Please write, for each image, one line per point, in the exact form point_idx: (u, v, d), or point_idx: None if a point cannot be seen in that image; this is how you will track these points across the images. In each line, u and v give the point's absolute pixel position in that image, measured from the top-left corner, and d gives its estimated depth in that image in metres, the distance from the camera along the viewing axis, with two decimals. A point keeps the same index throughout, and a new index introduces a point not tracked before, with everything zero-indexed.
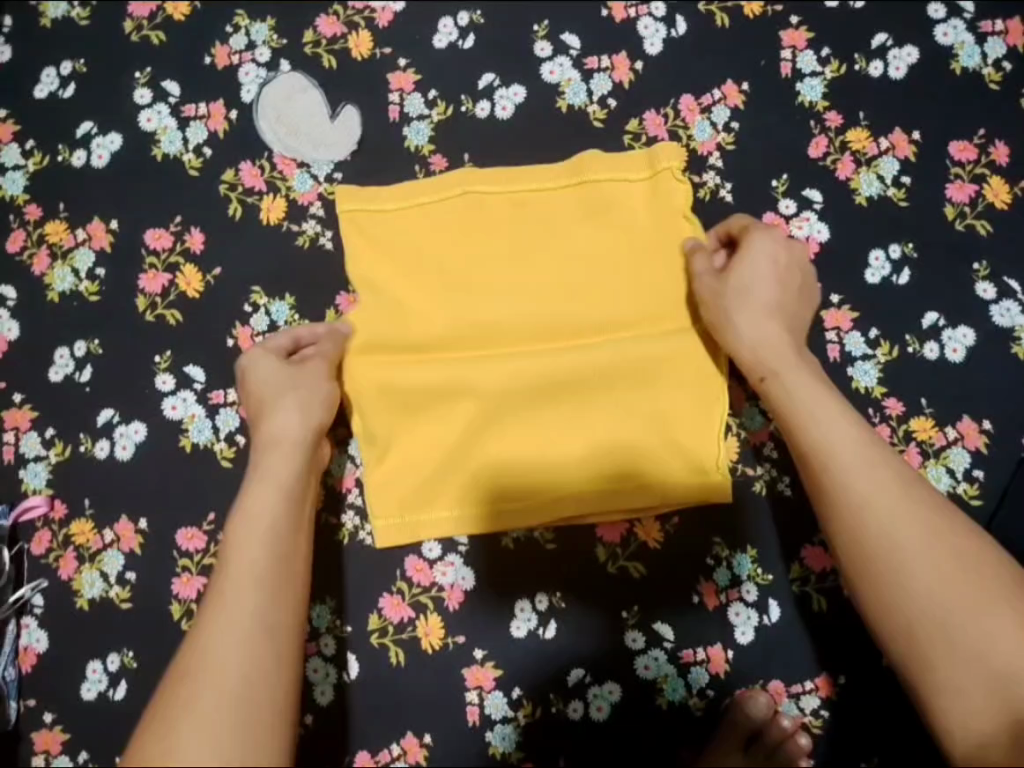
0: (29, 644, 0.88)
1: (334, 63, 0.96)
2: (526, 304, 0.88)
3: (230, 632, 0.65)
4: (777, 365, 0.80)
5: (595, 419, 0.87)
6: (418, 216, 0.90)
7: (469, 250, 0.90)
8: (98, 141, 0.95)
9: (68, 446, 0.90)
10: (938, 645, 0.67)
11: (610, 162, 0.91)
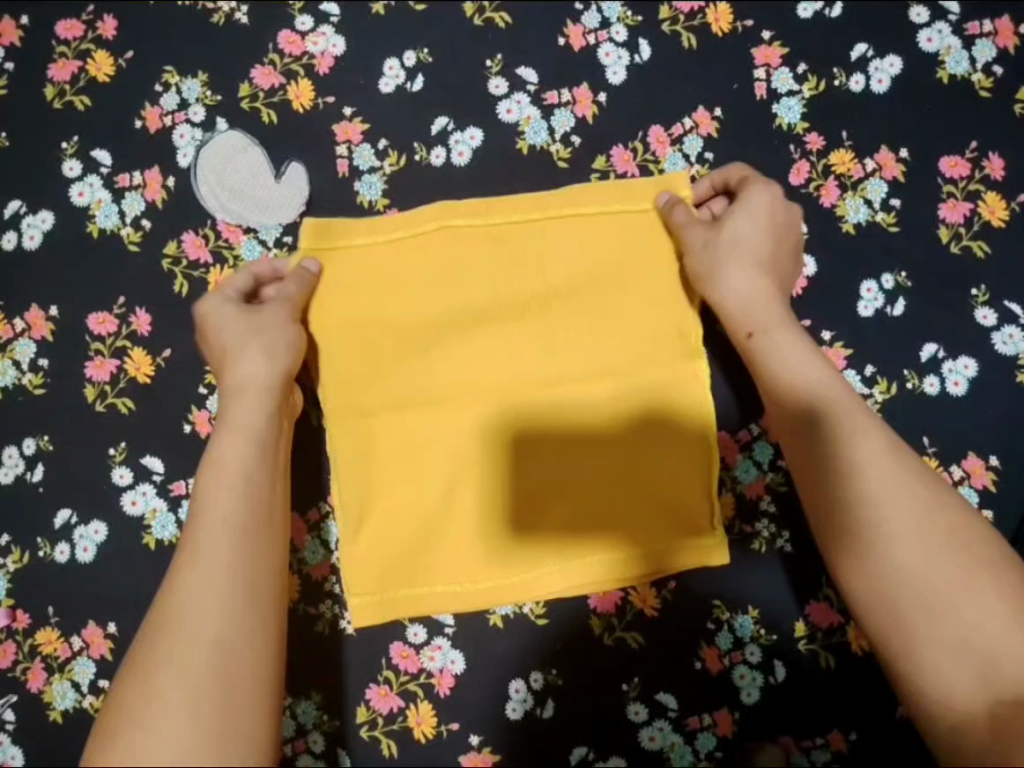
0: (4, 761, 0.83)
1: (274, 117, 0.89)
2: (498, 368, 0.82)
3: (191, 618, 0.60)
4: (767, 326, 0.76)
5: (584, 486, 0.82)
6: (378, 269, 0.83)
7: (433, 311, 0.83)
8: (29, 221, 0.89)
9: (25, 551, 0.85)
10: (918, 616, 0.61)
11: (600, 197, 0.84)
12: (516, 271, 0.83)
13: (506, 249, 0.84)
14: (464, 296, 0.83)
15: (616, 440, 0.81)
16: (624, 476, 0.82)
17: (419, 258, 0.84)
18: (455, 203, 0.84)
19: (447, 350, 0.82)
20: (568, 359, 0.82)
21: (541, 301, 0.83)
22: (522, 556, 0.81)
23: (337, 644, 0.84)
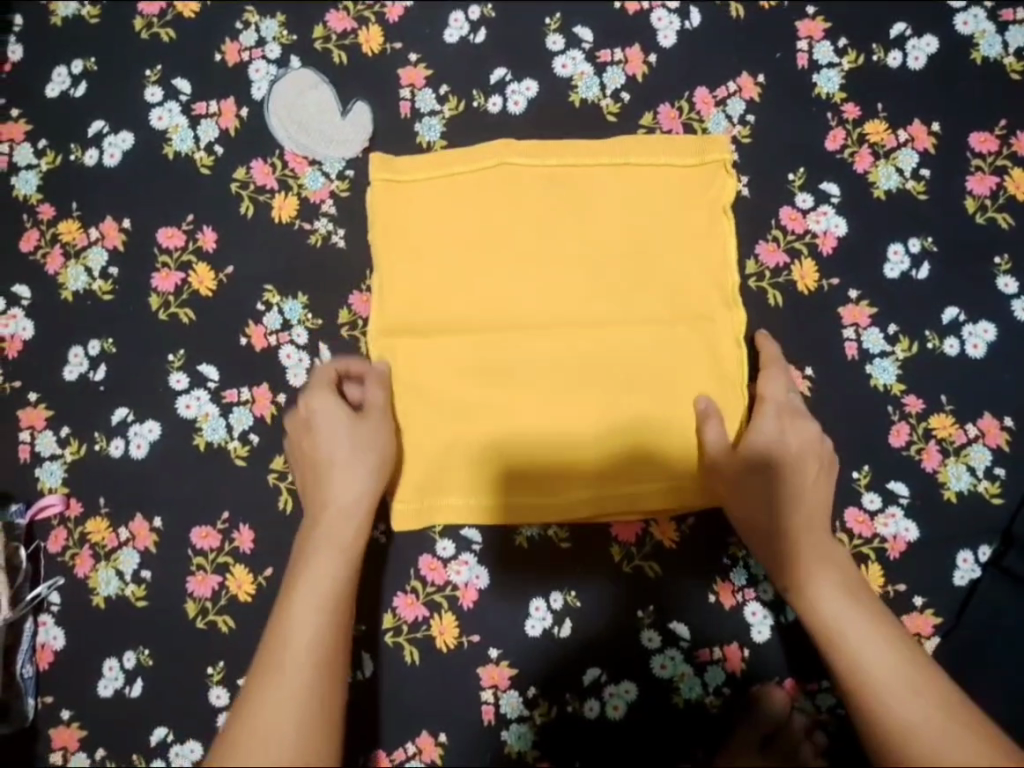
0: (46, 640, 0.88)
1: (345, 59, 0.95)
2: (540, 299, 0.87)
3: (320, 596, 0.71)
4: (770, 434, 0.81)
5: (614, 417, 0.85)
6: (436, 205, 0.89)
7: (485, 247, 0.88)
8: (110, 140, 0.95)
9: (82, 445, 0.91)
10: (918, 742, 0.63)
11: (657, 149, 0.89)
12: (564, 217, 0.89)
13: (556, 192, 0.89)
14: (513, 235, 0.88)
15: (648, 378, 0.86)
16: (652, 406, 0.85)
17: (476, 198, 0.89)
18: (519, 146, 0.90)
19: (494, 285, 0.88)
20: (606, 296, 0.87)
21: (581, 241, 0.88)
22: (551, 479, 0.85)
23: (369, 554, 0.88)
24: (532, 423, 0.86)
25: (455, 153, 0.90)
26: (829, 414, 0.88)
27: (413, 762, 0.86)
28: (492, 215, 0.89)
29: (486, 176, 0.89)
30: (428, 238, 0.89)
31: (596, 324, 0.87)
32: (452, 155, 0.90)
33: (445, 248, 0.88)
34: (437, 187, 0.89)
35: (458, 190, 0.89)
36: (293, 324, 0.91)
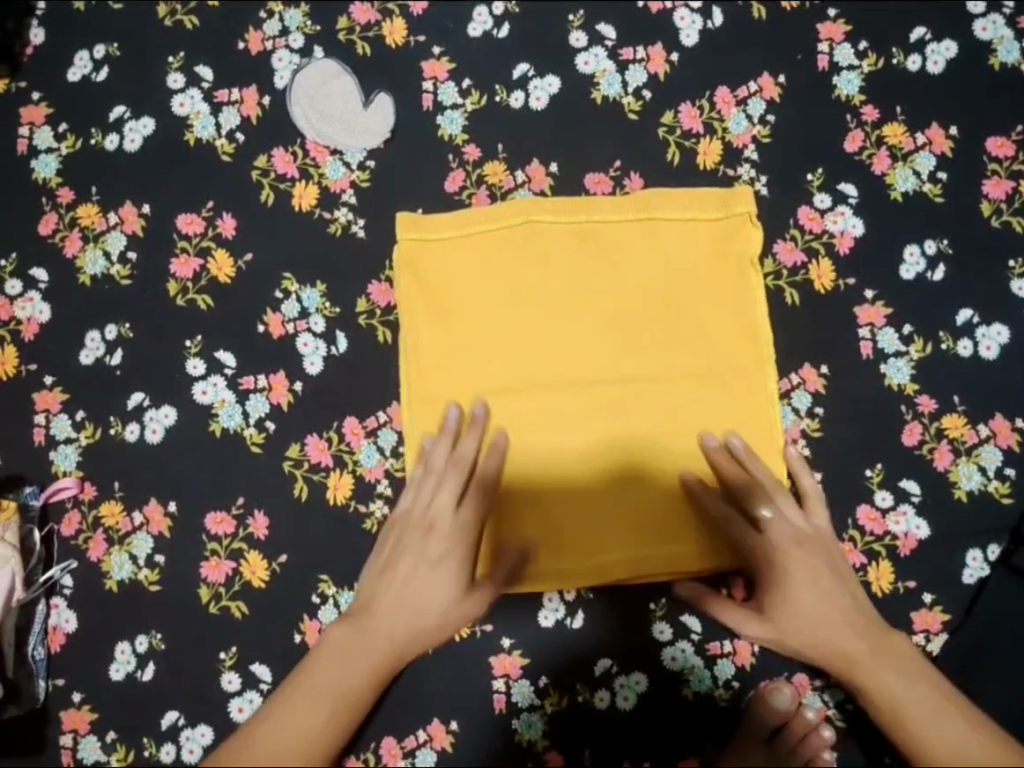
0: (58, 624, 0.88)
1: (368, 50, 0.96)
2: (557, 312, 0.88)
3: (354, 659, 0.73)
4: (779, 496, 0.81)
5: (629, 430, 0.86)
6: (460, 262, 0.89)
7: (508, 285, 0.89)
8: (131, 125, 0.95)
9: (98, 429, 0.91)
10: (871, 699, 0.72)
11: (681, 198, 0.90)
12: (589, 272, 0.89)
13: (582, 246, 0.90)
14: (534, 288, 0.89)
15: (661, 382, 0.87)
16: (673, 460, 0.86)
17: (499, 257, 0.89)
18: (545, 204, 0.90)
19: (516, 341, 0.88)
20: (632, 345, 0.88)
21: (606, 290, 0.89)
22: (578, 539, 0.86)
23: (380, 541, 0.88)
24: (553, 474, 0.86)
25: (477, 212, 0.90)
26: (842, 412, 0.89)
27: (424, 750, 0.86)
28: (513, 270, 0.89)
29: (511, 234, 0.90)
30: (452, 298, 0.89)
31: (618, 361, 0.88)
32: (473, 216, 0.90)
33: (468, 304, 0.89)
34: (461, 246, 0.90)
35: (480, 248, 0.89)
36: (312, 312, 0.91)
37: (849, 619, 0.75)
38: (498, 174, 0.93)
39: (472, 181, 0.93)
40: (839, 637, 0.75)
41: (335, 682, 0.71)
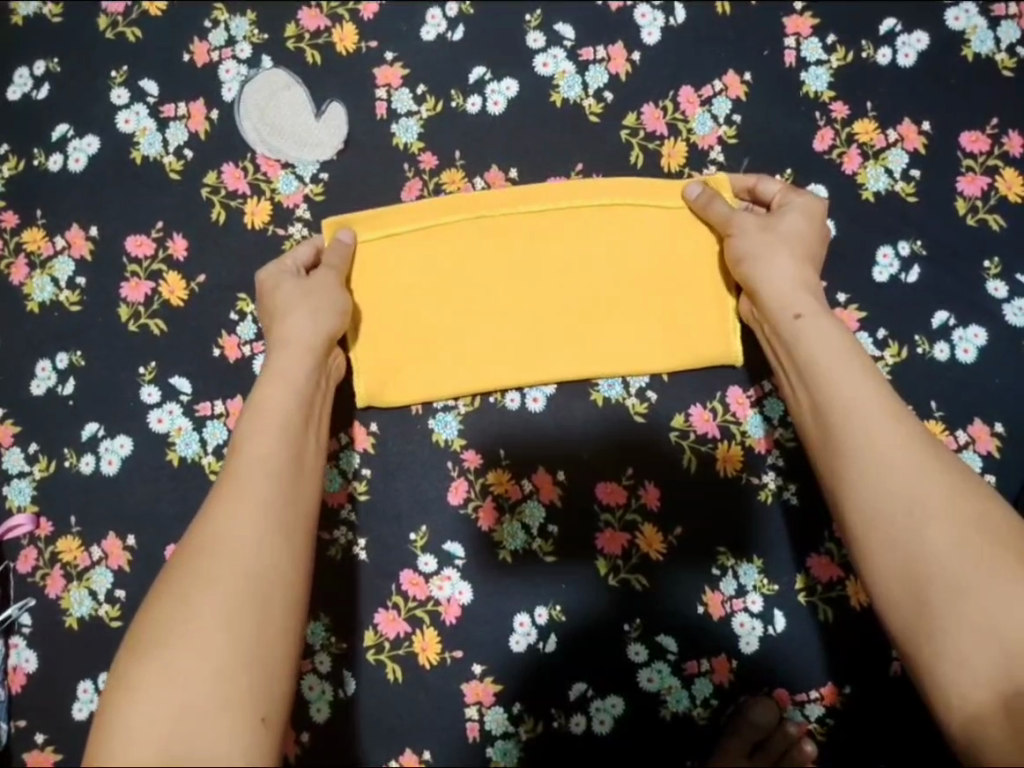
0: (19, 663, 0.86)
1: (318, 58, 0.92)
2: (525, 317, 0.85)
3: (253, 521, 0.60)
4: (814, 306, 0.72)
5: (591, 447, 0.87)
6: (414, 261, 0.85)
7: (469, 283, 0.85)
8: (75, 144, 0.92)
9: (52, 461, 0.88)
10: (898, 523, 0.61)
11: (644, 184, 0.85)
12: (524, 258, 0.85)
13: (518, 235, 0.85)
14: (466, 281, 0.85)
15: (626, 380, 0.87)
16: (639, 466, 0.86)
17: (437, 253, 0.85)
18: (492, 197, 0.85)
19: (448, 341, 0.85)
20: (593, 342, 0.85)
21: (573, 269, 0.85)
22: (549, 556, 0.86)
23: (346, 568, 0.86)
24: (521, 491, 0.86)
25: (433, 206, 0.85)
26: None
27: None
28: (449, 264, 0.85)
29: (467, 234, 0.85)
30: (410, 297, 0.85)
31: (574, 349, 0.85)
32: (412, 211, 0.85)
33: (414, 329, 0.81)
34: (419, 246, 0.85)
35: (420, 243, 0.85)
36: (268, 333, 0.88)
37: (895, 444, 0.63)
38: (456, 183, 0.90)
39: (430, 191, 0.90)
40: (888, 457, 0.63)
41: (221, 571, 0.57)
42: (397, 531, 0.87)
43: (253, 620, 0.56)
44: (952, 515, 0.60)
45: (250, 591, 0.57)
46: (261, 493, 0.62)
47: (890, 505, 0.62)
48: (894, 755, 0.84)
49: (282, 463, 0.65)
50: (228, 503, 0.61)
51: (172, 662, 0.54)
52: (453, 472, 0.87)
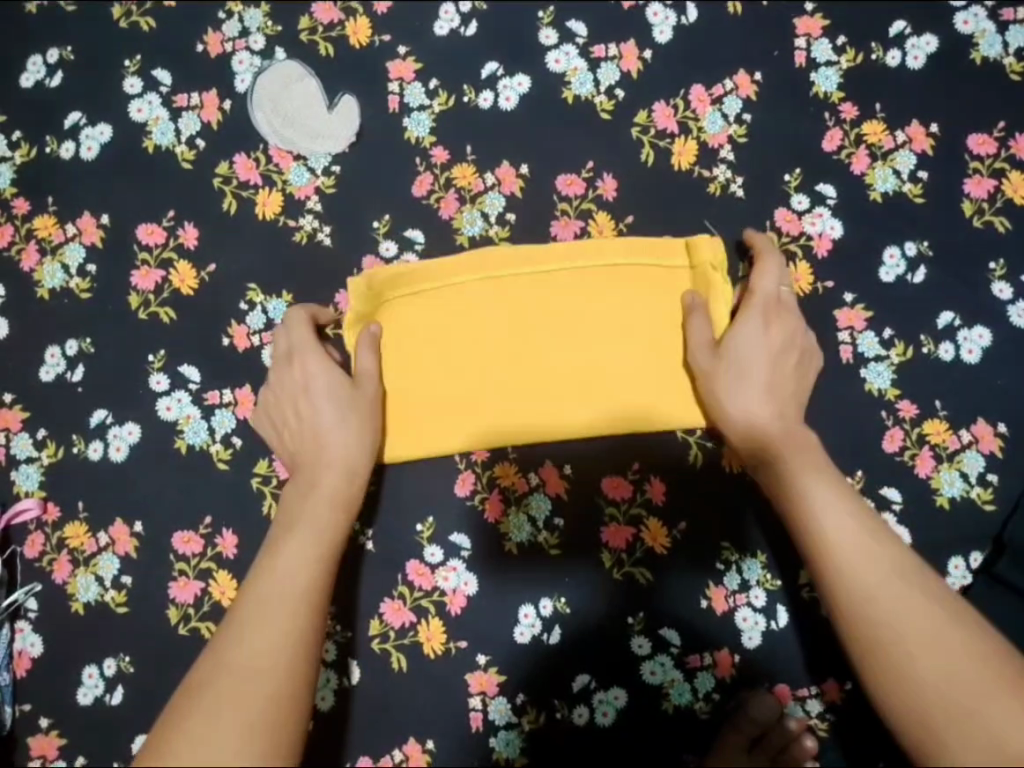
0: (24, 647, 0.86)
1: (331, 51, 0.92)
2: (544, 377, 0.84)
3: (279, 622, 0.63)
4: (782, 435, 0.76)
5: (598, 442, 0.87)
6: (429, 324, 0.84)
7: (491, 349, 0.84)
8: (87, 132, 0.92)
9: (60, 447, 0.88)
10: (890, 648, 0.61)
11: (632, 246, 0.85)
12: (537, 322, 0.84)
13: (530, 294, 0.84)
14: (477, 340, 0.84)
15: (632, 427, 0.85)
16: (645, 461, 0.87)
17: (448, 313, 0.84)
18: (502, 259, 0.84)
19: (457, 401, 0.84)
20: (601, 395, 0.84)
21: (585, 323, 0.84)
22: (555, 549, 0.87)
23: (353, 558, 0.87)
24: (528, 485, 0.87)
25: (450, 266, 0.84)
26: (821, 418, 0.88)
27: None
28: (459, 322, 0.84)
29: (487, 299, 0.84)
30: (431, 361, 0.84)
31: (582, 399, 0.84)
32: (420, 273, 0.84)
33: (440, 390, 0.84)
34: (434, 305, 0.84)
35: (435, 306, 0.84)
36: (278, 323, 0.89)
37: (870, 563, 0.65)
38: (467, 177, 0.91)
39: (441, 185, 0.90)
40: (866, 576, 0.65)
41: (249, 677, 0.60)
42: (404, 522, 0.87)
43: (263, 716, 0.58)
44: (954, 642, 0.60)
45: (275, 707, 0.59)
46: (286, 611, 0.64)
47: (883, 634, 0.62)
48: (893, 750, 0.85)
49: (311, 588, 0.67)
50: (262, 616, 0.64)
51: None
52: (460, 464, 0.87)
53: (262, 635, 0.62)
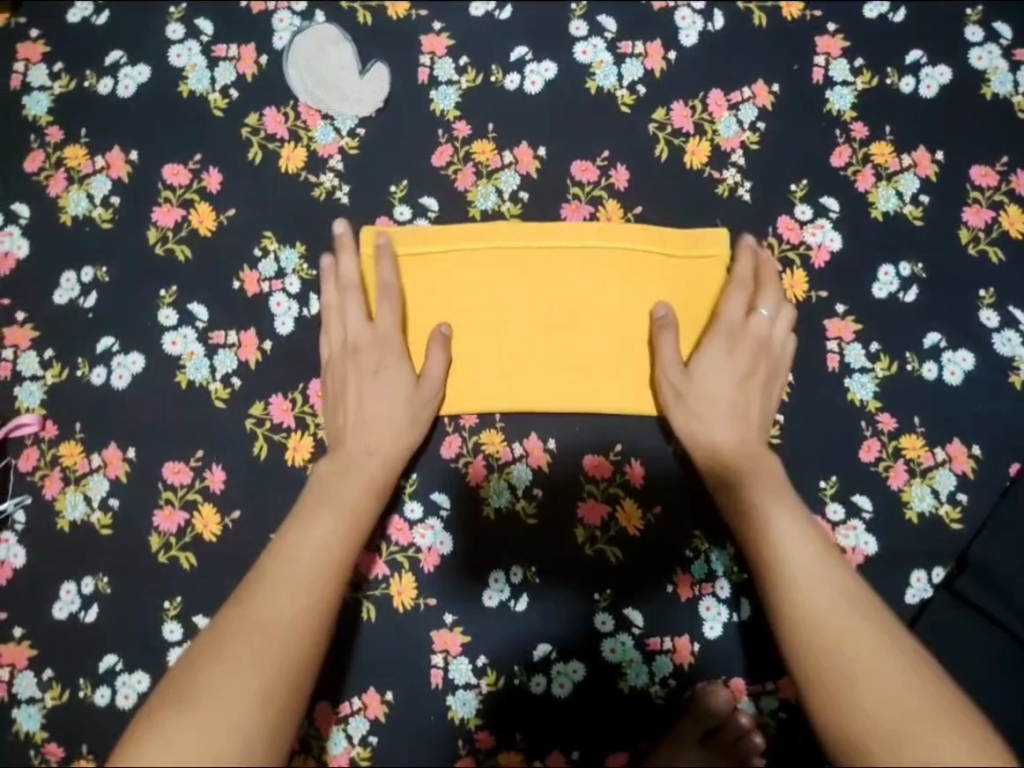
0: (7, 558, 0.88)
1: (369, 19, 0.96)
2: (549, 353, 0.89)
3: (291, 598, 0.71)
4: (748, 450, 0.83)
5: (582, 423, 0.90)
6: (458, 286, 0.89)
7: (515, 317, 0.89)
8: (126, 71, 0.96)
9: (65, 369, 0.91)
10: (825, 644, 0.68)
11: (641, 233, 0.89)
12: (550, 298, 0.89)
13: (557, 273, 0.89)
14: (462, 312, 0.89)
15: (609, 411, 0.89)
16: (625, 446, 0.90)
17: (456, 278, 0.89)
18: (512, 230, 0.89)
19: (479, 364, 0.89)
20: (587, 377, 0.89)
21: (597, 304, 0.89)
22: (531, 519, 0.89)
23: None
24: (512, 454, 0.90)
25: (479, 229, 0.89)
26: (803, 421, 0.91)
27: (357, 717, 0.87)
28: (455, 282, 0.89)
29: (514, 262, 0.89)
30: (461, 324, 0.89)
31: (537, 381, 0.88)
32: (425, 234, 0.89)
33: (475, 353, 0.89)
34: (465, 267, 0.89)
35: (464, 269, 0.89)
36: (289, 273, 0.92)
37: (819, 567, 0.73)
38: (486, 153, 0.94)
39: (460, 158, 0.94)
40: (808, 579, 0.72)
41: (263, 653, 0.67)
42: None
43: (275, 690, 0.66)
44: (885, 650, 0.66)
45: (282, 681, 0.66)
46: (309, 586, 0.73)
47: (820, 628, 0.69)
48: None
49: (326, 569, 0.75)
50: (277, 593, 0.72)
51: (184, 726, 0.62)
52: (448, 427, 0.90)
53: (277, 624, 0.69)
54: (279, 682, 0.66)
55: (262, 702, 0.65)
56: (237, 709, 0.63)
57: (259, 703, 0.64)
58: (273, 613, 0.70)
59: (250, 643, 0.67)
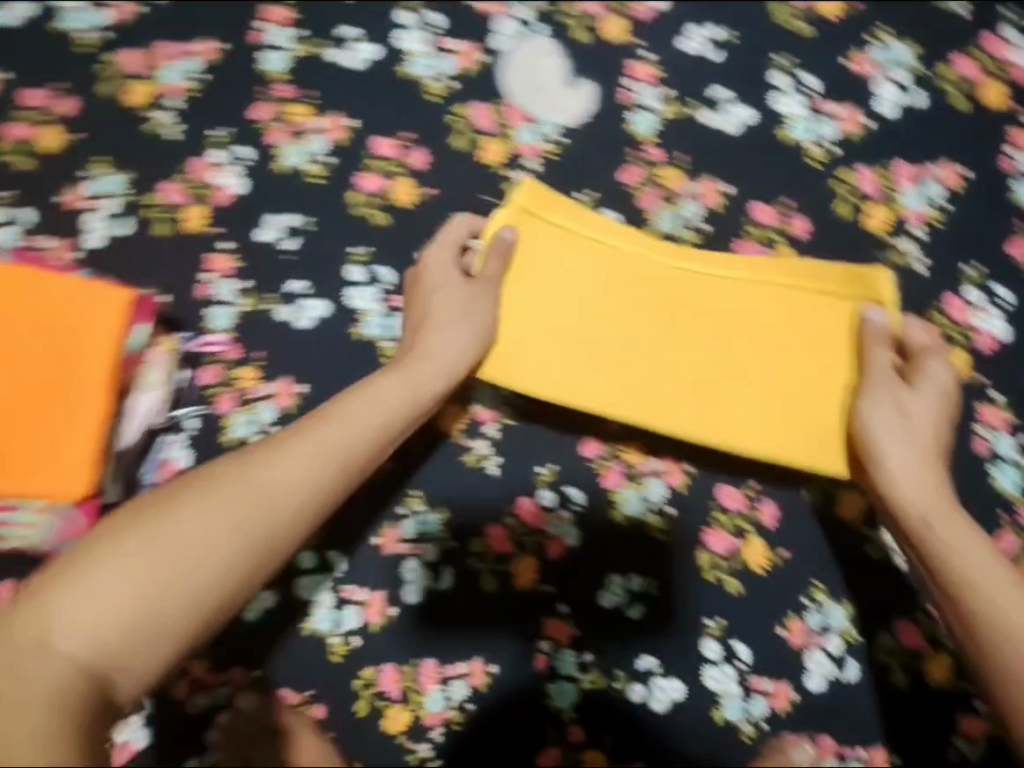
0: (171, 458, 0.93)
1: (588, 39, 1.00)
2: (677, 369, 0.87)
3: (268, 483, 0.69)
4: (937, 503, 0.80)
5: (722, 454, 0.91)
6: (598, 287, 0.88)
7: (653, 328, 0.87)
8: (355, 46, 1.01)
9: (258, 300, 0.96)
10: None
11: (808, 271, 0.88)
12: (692, 315, 0.87)
13: (701, 293, 0.87)
14: (605, 313, 0.88)
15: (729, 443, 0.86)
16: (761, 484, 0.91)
17: (595, 278, 0.88)
18: (682, 251, 0.88)
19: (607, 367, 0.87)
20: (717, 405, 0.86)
21: (736, 329, 0.87)
22: (657, 533, 0.90)
23: (471, 479, 0.92)
24: (652, 469, 0.91)
25: (627, 235, 0.88)
26: None
27: (461, 680, 0.90)
28: (600, 274, 0.88)
29: (663, 274, 0.88)
30: (596, 324, 0.87)
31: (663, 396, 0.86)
32: (592, 218, 0.88)
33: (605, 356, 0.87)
34: (611, 270, 0.88)
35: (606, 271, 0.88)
36: None
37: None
38: (672, 180, 0.96)
39: (646, 179, 0.96)
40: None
41: (211, 527, 0.66)
42: (527, 463, 0.92)
43: (196, 565, 0.64)
44: None
45: (221, 566, 0.65)
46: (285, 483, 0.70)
47: None
48: None
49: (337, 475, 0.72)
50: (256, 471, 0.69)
51: (128, 560, 0.62)
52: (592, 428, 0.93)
53: (238, 500, 0.67)
54: (213, 556, 0.65)
55: (184, 569, 0.63)
56: (177, 569, 0.63)
57: (182, 573, 0.63)
58: (265, 492, 0.69)
59: (253, 511, 0.67)
